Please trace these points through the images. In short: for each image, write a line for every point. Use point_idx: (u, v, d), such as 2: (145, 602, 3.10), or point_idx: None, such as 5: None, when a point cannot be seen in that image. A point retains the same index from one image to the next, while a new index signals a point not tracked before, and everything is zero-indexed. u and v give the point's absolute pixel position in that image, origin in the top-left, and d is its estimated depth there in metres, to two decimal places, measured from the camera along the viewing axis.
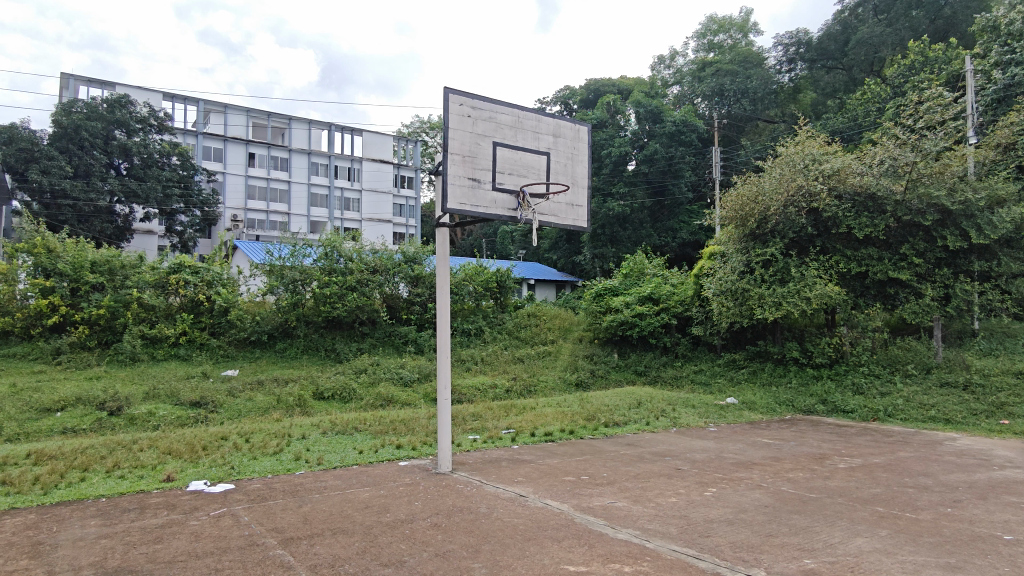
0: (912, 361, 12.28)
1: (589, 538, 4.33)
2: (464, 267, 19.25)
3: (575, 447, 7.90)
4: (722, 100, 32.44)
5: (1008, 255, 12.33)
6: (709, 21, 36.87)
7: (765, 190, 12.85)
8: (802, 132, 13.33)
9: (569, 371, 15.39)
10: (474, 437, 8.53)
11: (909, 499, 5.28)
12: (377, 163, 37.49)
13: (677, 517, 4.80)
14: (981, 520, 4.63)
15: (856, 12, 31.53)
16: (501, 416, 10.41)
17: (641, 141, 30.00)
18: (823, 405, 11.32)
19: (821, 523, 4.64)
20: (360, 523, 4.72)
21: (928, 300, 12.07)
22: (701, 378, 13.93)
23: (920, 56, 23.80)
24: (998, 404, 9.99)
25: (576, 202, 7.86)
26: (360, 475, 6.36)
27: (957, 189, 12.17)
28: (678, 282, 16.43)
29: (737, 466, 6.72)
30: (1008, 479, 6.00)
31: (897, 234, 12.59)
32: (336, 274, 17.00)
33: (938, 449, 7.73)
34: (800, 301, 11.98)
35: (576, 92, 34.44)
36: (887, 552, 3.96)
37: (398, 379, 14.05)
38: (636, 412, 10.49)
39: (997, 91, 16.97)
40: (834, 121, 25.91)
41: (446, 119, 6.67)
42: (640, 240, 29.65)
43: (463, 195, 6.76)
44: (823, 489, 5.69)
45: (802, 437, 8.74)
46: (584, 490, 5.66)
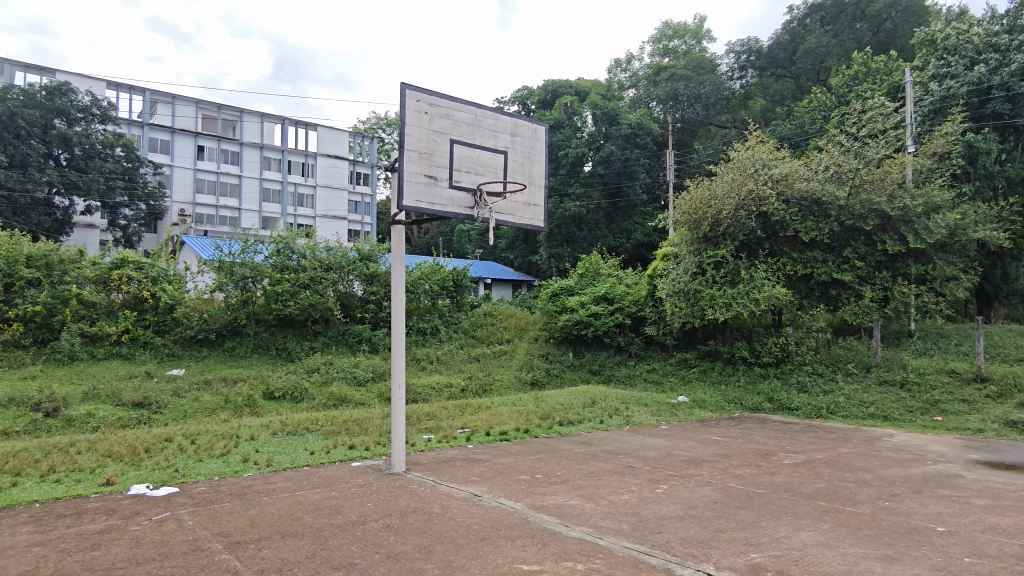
0: (852, 360, 12.71)
1: (542, 537, 4.33)
2: (419, 266, 19.16)
3: (529, 446, 7.92)
4: (675, 105, 32.60)
5: (942, 259, 12.97)
6: (664, 26, 37.45)
7: (717, 193, 13.13)
8: (753, 136, 13.67)
9: (525, 370, 15.46)
10: (428, 437, 8.46)
11: (850, 494, 5.48)
12: (332, 158, 36.85)
13: (628, 514, 4.86)
14: (916, 513, 4.84)
15: (805, 23, 32.63)
16: (456, 416, 10.36)
17: (598, 142, 30.46)
18: (769, 402, 11.65)
19: (768, 517, 4.77)
20: (310, 525, 4.62)
21: (868, 301, 12.58)
22: (653, 377, 14.14)
23: (864, 67, 24.78)
24: (933, 401, 10.45)
25: (533, 202, 7.90)
26: (311, 476, 6.24)
27: (896, 196, 12.68)
28: (633, 282, 16.67)
29: (687, 464, 6.86)
30: (941, 473, 6.28)
31: (840, 238, 13.03)
32: (288, 271, 16.61)
33: (876, 445, 8.06)
34: (749, 302, 12.32)
35: (534, 92, 34.59)
36: (829, 545, 4.10)
37: (352, 378, 13.84)
38: (590, 411, 10.58)
39: (935, 102, 17.71)
40: (783, 127, 26.70)
41: (402, 115, 6.61)
42: (596, 241, 30.00)
43: (419, 192, 6.68)
44: (769, 484, 5.85)
45: (750, 434, 8.99)
46: (538, 488, 5.68)
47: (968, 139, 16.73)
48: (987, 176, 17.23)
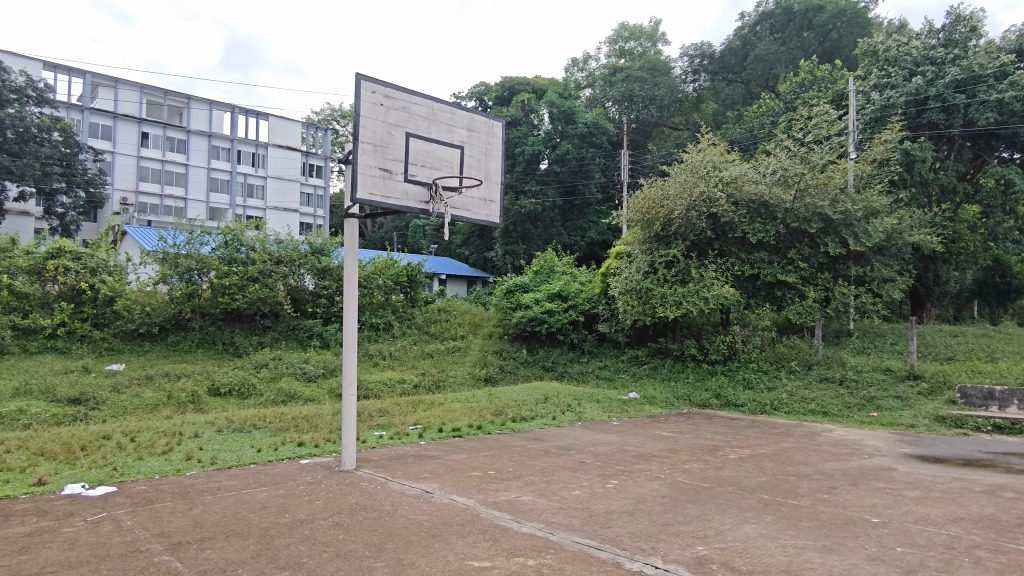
0: (796, 357, 13.13)
1: (493, 533, 4.34)
2: (373, 260, 18.97)
3: (482, 442, 7.92)
4: (631, 105, 33.01)
5: (879, 261, 13.52)
6: (621, 27, 37.91)
7: (669, 193, 13.41)
8: (705, 139, 13.93)
9: (479, 366, 15.47)
10: (380, 433, 8.36)
11: (791, 487, 5.68)
12: (284, 149, 35.97)
13: (579, 509, 4.92)
14: (852, 505, 5.04)
15: (755, 30, 33.55)
16: (408, 412, 10.28)
17: (554, 140, 30.62)
18: (716, 399, 11.95)
19: (713, 511, 4.89)
20: (256, 524, 4.51)
21: (811, 301, 12.99)
22: (605, 373, 14.33)
23: (810, 75, 25.65)
24: (869, 398, 10.89)
25: (489, 197, 7.93)
26: (258, 474, 6.08)
27: (838, 200, 13.18)
28: (587, 280, 16.79)
29: (637, 459, 6.98)
30: (876, 467, 6.57)
31: (786, 240, 13.45)
32: (236, 263, 16.13)
33: (816, 440, 8.37)
34: (698, 301, 12.62)
35: (492, 88, 34.56)
36: (772, 537, 4.23)
37: (302, 375, 13.54)
38: (543, 407, 10.65)
39: (876, 110, 18.45)
40: (733, 131, 27.40)
41: (357, 106, 6.48)
42: (550, 238, 30.20)
43: (373, 185, 6.58)
44: (715, 479, 6.00)
45: (697, 430, 9.21)
46: (490, 484, 5.68)
47: (906, 147, 17.48)
48: (922, 183, 18.01)
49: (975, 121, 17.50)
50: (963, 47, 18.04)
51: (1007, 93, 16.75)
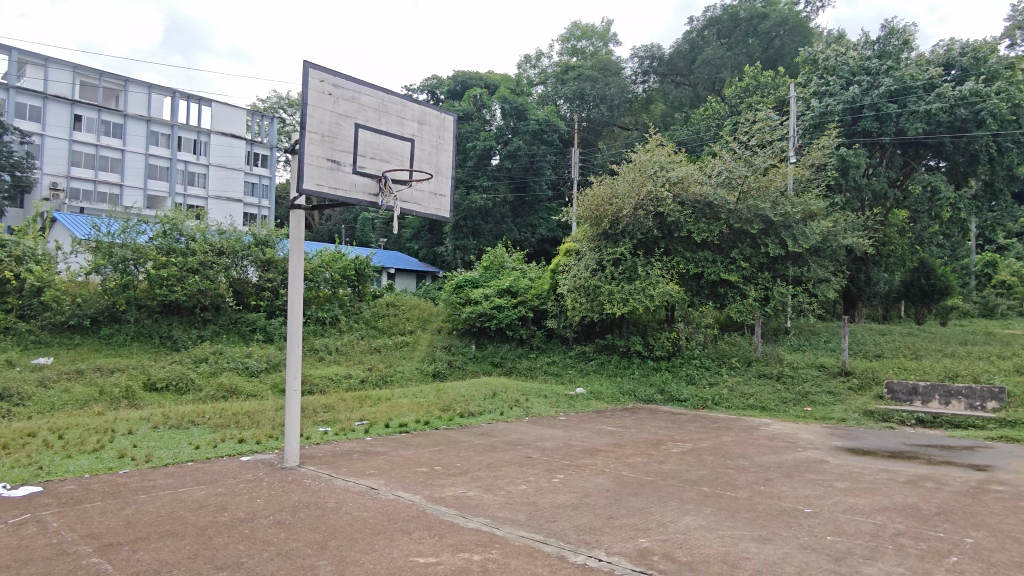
0: (736, 354, 13.54)
1: (439, 528, 4.33)
2: (320, 253, 18.63)
3: (429, 438, 7.88)
4: (582, 104, 33.28)
5: (815, 262, 14.08)
6: (573, 26, 38.19)
7: (618, 192, 13.62)
8: (653, 139, 14.16)
9: (426, 361, 15.38)
10: (325, 429, 8.21)
11: (730, 479, 5.87)
12: (227, 137, 34.79)
13: (525, 504, 4.95)
14: (787, 496, 5.25)
15: (703, 34, 34.34)
16: (354, 407, 10.13)
17: (506, 136, 30.59)
18: (661, 394, 12.21)
19: (655, 504, 5.01)
20: (193, 524, 4.36)
21: (751, 300, 13.41)
22: (553, 369, 14.44)
23: (754, 80, 26.46)
24: (804, 393, 11.32)
25: (439, 191, 7.91)
26: (195, 472, 5.87)
27: (779, 203, 13.65)
28: (536, 276, 16.85)
29: (583, 453, 7.07)
30: (809, 459, 6.85)
31: (729, 240, 13.84)
32: (175, 254, 15.52)
33: (754, 433, 8.67)
34: (645, 298, 12.89)
35: (444, 82, 34.32)
36: (711, 528, 4.36)
37: (243, 369, 13.16)
38: (491, 402, 10.68)
39: (815, 117, 19.11)
40: (681, 132, 28.02)
41: (305, 95, 6.32)
42: (501, 234, 30.23)
43: (321, 175, 6.43)
44: (658, 472, 6.14)
45: (642, 424, 9.42)
46: (436, 480, 5.66)
47: (841, 153, 18.25)
48: (856, 188, 18.79)
49: (906, 131, 18.37)
50: (896, 59, 18.99)
51: (934, 105, 17.75)
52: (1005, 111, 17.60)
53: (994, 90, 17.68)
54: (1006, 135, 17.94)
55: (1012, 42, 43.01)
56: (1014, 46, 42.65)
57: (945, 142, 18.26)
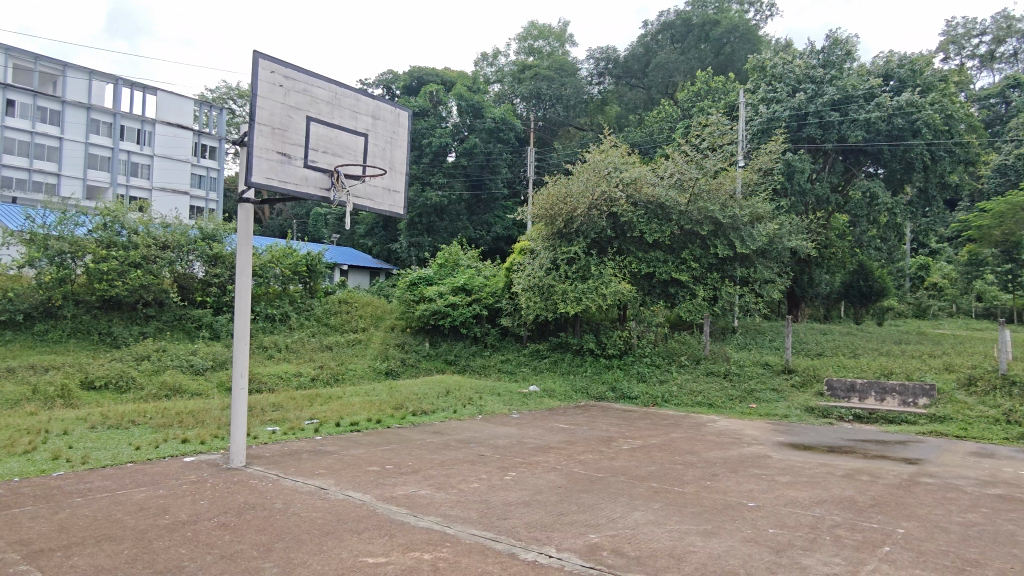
0: (685, 352, 13.82)
1: (389, 528, 4.28)
2: (270, 249, 18.31)
3: (381, 436, 7.79)
4: (538, 103, 33.42)
5: (762, 263, 14.52)
6: (530, 26, 38.31)
7: (572, 191, 13.73)
8: (607, 140, 14.33)
9: (379, 359, 15.19)
10: (273, 429, 8.02)
11: (678, 475, 6.00)
12: (173, 127, 33.65)
13: (477, 502, 4.95)
14: (732, 491, 5.40)
15: (657, 38, 34.95)
16: (304, 406, 9.92)
17: (462, 134, 30.64)
18: (612, 391, 12.40)
19: (605, 500, 5.08)
20: (132, 527, 4.20)
21: (700, 300, 13.76)
22: (506, 367, 14.48)
23: (706, 85, 27.09)
24: (749, 391, 11.65)
25: (393, 187, 7.84)
26: (134, 474, 5.65)
27: (727, 206, 14.04)
28: (491, 274, 16.86)
29: (535, 451, 7.11)
30: (753, 454, 7.07)
31: (679, 241, 14.12)
32: (116, 247, 14.93)
33: (701, 430, 8.89)
34: (597, 297, 13.05)
35: (400, 77, 33.94)
36: (659, 523, 4.45)
37: (188, 368, 12.71)
38: (444, 400, 10.65)
39: (762, 123, 19.78)
40: (635, 134, 28.47)
41: (255, 86, 6.15)
42: (456, 231, 30.13)
43: (270, 169, 6.28)
44: (609, 469, 6.23)
45: (593, 422, 9.53)
46: (387, 479, 5.60)
47: (788, 158, 18.85)
48: (801, 193, 19.43)
49: (847, 138, 19.10)
50: (839, 68, 19.81)
51: (873, 114, 18.55)
52: (939, 122, 18.54)
53: (929, 101, 18.59)
54: (938, 144, 18.87)
55: (945, 56, 45.38)
56: (947, 60, 44.94)
57: (884, 149, 19.11)
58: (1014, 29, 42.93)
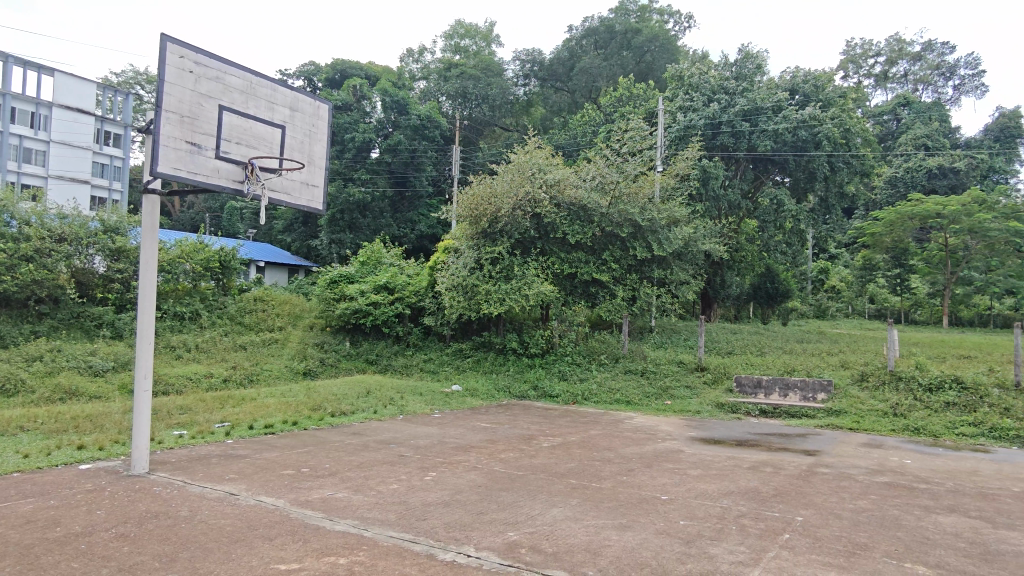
0: (605, 351, 14.14)
1: (303, 533, 4.15)
2: (179, 243, 17.41)
3: (296, 438, 7.56)
4: (463, 102, 33.33)
5: (677, 265, 15.13)
6: (456, 24, 38.18)
7: (496, 192, 13.73)
8: (531, 141, 14.46)
9: (297, 359, 14.72)
10: (180, 433, 7.60)
11: (595, 471, 6.13)
12: (72, 112, 31.14)
13: (396, 503, 4.87)
14: (647, 485, 5.57)
15: (581, 43, 35.59)
16: (214, 408, 9.48)
17: (386, 129, 30.07)
18: (534, 390, 12.53)
19: (525, 497, 5.13)
20: (17, 542, 3.88)
21: (619, 300, 14.19)
22: (429, 367, 14.33)
23: (627, 91, 27.90)
24: (664, 388, 12.07)
25: (312, 182, 7.61)
26: (20, 484, 5.22)
27: (646, 209, 14.51)
28: (414, 274, 16.69)
29: (455, 450, 7.08)
30: (667, 449, 7.32)
31: (600, 242, 14.42)
32: (4, 240, 13.88)
33: (620, 427, 9.13)
34: (520, 297, 13.15)
35: (322, 69, 33.10)
36: (577, 519, 4.53)
37: (85, 369, 11.87)
38: (365, 401, 10.43)
39: (680, 129, 20.55)
40: (559, 136, 28.97)
41: (162, 71, 5.81)
42: (379, 229, 29.59)
43: (178, 159, 5.95)
44: (528, 467, 6.28)
45: (515, 420, 9.60)
46: (302, 483, 5.43)
47: (704, 165, 19.62)
48: (714, 198, 20.30)
49: (756, 147, 20.12)
50: (750, 81, 20.90)
51: (781, 125, 19.63)
52: (838, 135, 19.83)
53: (829, 116, 19.86)
54: (838, 156, 20.24)
55: (844, 74, 48.70)
56: (846, 77, 48.31)
57: (789, 159, 20.23)
58: (904, 52, 46.57)
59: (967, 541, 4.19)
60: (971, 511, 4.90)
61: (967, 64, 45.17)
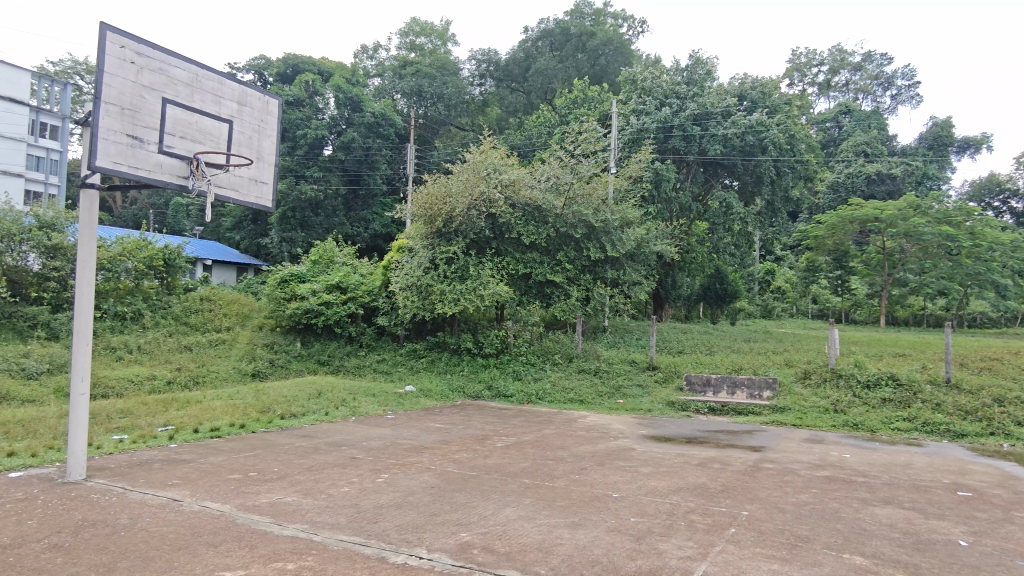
0: (559, 351, 14.21)
1: (249, 539, 4.04)
2: (121, 240, 16.73)
3: (244, 442, 7.36)
4: (419, 101, 33.07)
5: (630, 266, 15.39)
6: (412, 22, 37.85)
7: (452, 191, 13.65)
8: (487, 141, 14.43)
9: (245, 361, 14.33)
10: (119, 437, 7.30)
11: (548, 470, 6.17)
12: (5, 101, 29.49)
13: (347, 506, 4.81)
14: (599, 483, 5.64)
15: (537, 44, 35.78)
16: (157, 412, 9.14)
17: (339, 127, 29.49)
18: (488, 390, 12.53)
19: (478, 497, 5.12)
20: None
21: (573, 300, 14.34)
22: (383, 367, 14.15)
23: (582, 94, 28.19)
24: (617, 387, 12.23)
25: (260, 178, 7.42)
26: None
27: (600, 210, 14.68)
28: (367, 273, 16.48)
29: (409, 451, 7.03)
30: (619, 447, 7.43)
31: (555, 243, 14.54)
32: None
33: (573, 425, 9.21)
34: (475, 297, 13.13)
35: (274, 64, 32.40)
36: (529, 518, 4.55)
37: (17, 371, 11.29)
38: (315, 402, 10.25)
39: (633, 132, 20.91)
40: (515, 137, 29.07)
41: (101, 60, 5.57)
42: (332, 228, 29.11)
43: (118, 153, 5.72)
44: (481, 466, 6.28)
45: (469, 420, 9.58)
46: (250, 487, 5.29)
47: (657, 167, 19.97)
48: (666, 201, 20.69)
49: (706, 151, 20.64)
50: (701, 86, 21.39)
51: (730, 130, 20.15)
52: (782, 140, 20.56)
53: (775, 122, 20.55)
54: (784, 161, 20.92)
55: (790, 81, 50.35)
56: (792, 85, 49.98)
57: (738, 164, 20.78)
58: (846, 62, 48.46)
59: (900, 532, 4.39)
60: (904, 503, 5.14)
61: (904, 75, 47.26)
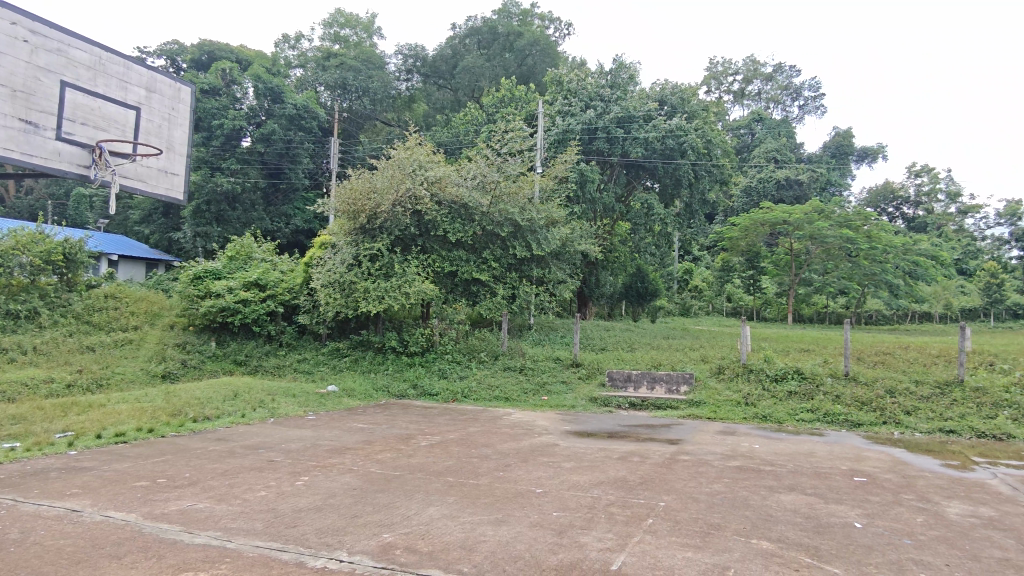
0: (484, 348, 14.19)
1: (157, 549, 3.84)
2: (14, 233, 15.49)
3: (153, 447, 6.98)
4: (343, 94, 32.28)
5: (555, 265, 15.67)
6: (336, 13, 36.84)
7: (376, 187, 13.38)
8: (412, 138, 14.26)
9: (154, 362, 13.54)
10: (11, 446, 6.76)
11: (472, 468, 6.17)
12: None
13: (263, 511, 4.64)
14: (523, 479, 5.70)
15: (464, 42, 35.68)
16: (54, 417, 8.51)
17: (258, 118, 28.24)
18: (414, 388, 12.40)
19: (401, 498, 5.06)
20: None
21: (499, 298, 14.48)
22: (304, 367, 13.74)
23: (509, 93, 28.32)
24: (542, 384, 12.37)
25: None
26: None
27: (525, 210, 14.85)
28: (288, 270, 16.01)
29: (330, 453, 6.86)
30: (543, 444, 7.52)
31: (481, 241, 14.60)
32: None
33: (498, 423, 9.26)
34: (399, 296, 12.95)
35: (187, 50, 30.78)
36: (452, 517, 4.54)
37: None
38: (231, 404, 9.85)
39: (559, 133, 21.01)
40: (442, 134, 28.87)
41: None
42: (250, 222, 27.98)
43: None
44: (405, 466, 6.21)
45: (393, 420, 9.44)
46: (158, 494, 5.02)
47: (582, 168, 20.30)
48: (590, 201, 21.09)
49: (628, 153, 21.22)
50: (624, 90, 21.97)
51: (651, 133, 20.80)
52: (700, 145, 21.39)
53: (693, 128, 21.36)
54: (701, 165, 21.73)
55: (707, 89, 52.38)
56: (709, 93, 52.14)
57: (658, 166, 21.34)
58: (759, 73, 50.97)
59: (803, 516, 4.67)
60: (807, 489, 5.47)
61: (810, 87, 50.17)
